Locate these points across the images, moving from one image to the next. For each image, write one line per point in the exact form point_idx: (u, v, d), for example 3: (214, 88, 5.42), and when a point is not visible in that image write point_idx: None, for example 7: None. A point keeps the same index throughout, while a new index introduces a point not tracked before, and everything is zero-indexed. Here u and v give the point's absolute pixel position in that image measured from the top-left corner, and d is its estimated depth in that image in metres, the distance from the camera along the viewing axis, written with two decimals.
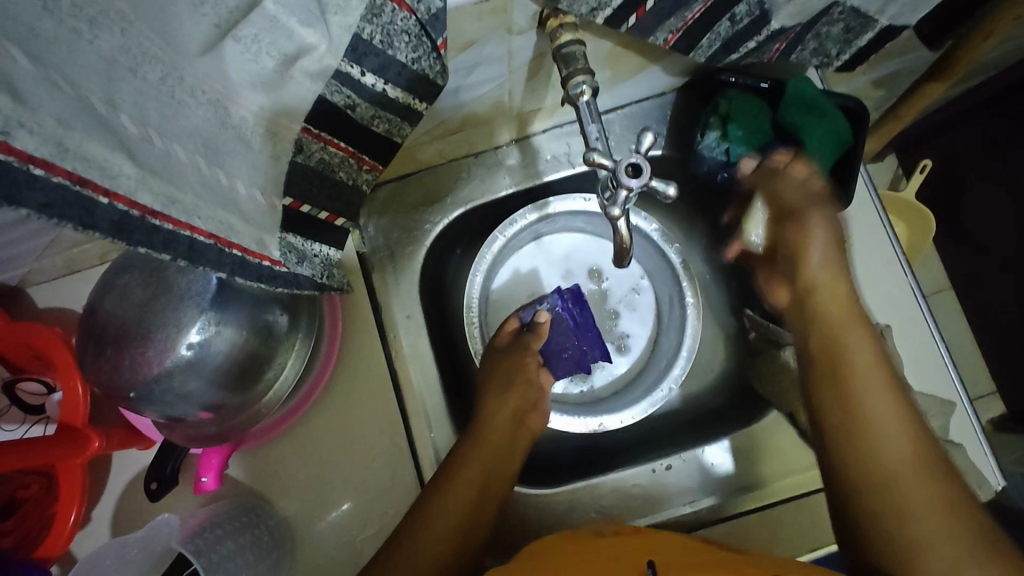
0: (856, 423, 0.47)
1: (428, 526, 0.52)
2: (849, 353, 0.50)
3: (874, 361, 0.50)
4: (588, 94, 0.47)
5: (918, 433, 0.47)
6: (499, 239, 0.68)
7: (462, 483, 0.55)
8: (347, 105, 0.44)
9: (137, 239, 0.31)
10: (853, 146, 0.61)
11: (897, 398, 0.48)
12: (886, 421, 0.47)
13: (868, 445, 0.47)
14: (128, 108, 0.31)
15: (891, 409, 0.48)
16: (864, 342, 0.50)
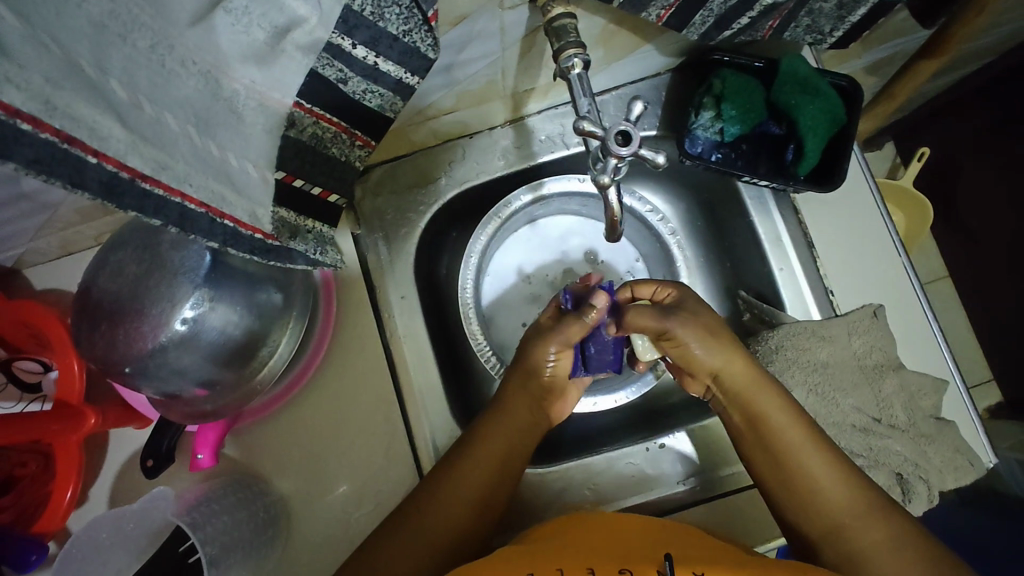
0: (798, 489, 0.51)
1: (440, 504, 0.53)
2: (763, 419, 0.53)
3: (789, 421, 0.53)
4: (580, 67, 0.46)
5: (832, 457, 0.52)
6: (493, 221, 0.69)
7: (478, 467, 0.55)
8: (339, 79, 0.44)
9: (127, 203, 0.32)
10: (846, 125, 0.62)
11: (805, 430, 0.53)
12: (824, 482, 0.51)
13: (792, 473, 0.52)
14: (118, 73, 0.32)
15: (802, 441, 0.52)
16: (776, 404, 0.54)
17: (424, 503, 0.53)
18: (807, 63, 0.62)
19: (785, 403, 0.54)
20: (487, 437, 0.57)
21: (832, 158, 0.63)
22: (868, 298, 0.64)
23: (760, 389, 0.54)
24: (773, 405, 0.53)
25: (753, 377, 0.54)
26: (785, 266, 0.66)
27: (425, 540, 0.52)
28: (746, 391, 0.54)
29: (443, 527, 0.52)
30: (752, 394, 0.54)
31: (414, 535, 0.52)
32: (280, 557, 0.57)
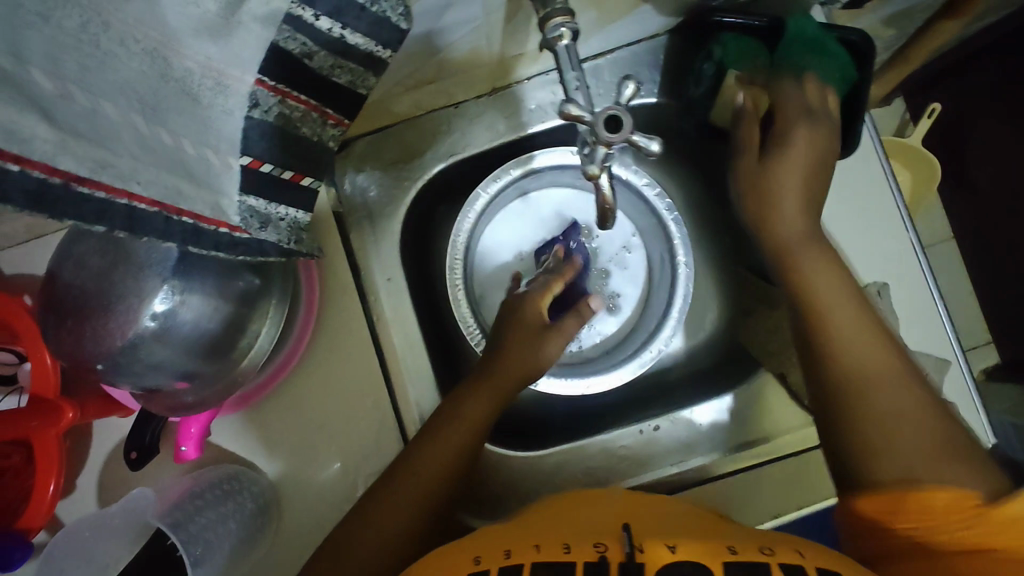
0: (863, 409, 0.44)
1: (423, 462, 0.54)
2: (845, 345, 0.46)
3: (868, 339, 0.46)
4: (569, 38, 0.41)
5: (877, 329, 0.47)
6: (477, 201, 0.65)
7: (453, 434, 0.55)
8: (304, 53, 0.40)
9: (61, 210, 0.29)
10: (857, 84, 0.57)
11: (858, 311, 0.47)
12: (914, 404, 0.44)
13: (847, 368, 0.45)
14: (41, 60, 0.28)
15: (851, 296, 0.48)
16: (877, 343, 0.46)
17: (394, 477, 0.53)
18: (815, 21, 0.57)
19: (852, 293, 0.48)
20: (463, 408, 0.56)
21: (846, 122, 0.59)
22: (873, 277, 0.61)
23: (821, 270, 0.48)
24: (858, 324, 0.46)
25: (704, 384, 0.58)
26: None
27: (403, 505, 0.52)
28: (799, 265, 0.49)
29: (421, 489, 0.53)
30: (818, 281, 0.47)
31: (397, 496, 0.52)
32: (272, 544, 0.57)
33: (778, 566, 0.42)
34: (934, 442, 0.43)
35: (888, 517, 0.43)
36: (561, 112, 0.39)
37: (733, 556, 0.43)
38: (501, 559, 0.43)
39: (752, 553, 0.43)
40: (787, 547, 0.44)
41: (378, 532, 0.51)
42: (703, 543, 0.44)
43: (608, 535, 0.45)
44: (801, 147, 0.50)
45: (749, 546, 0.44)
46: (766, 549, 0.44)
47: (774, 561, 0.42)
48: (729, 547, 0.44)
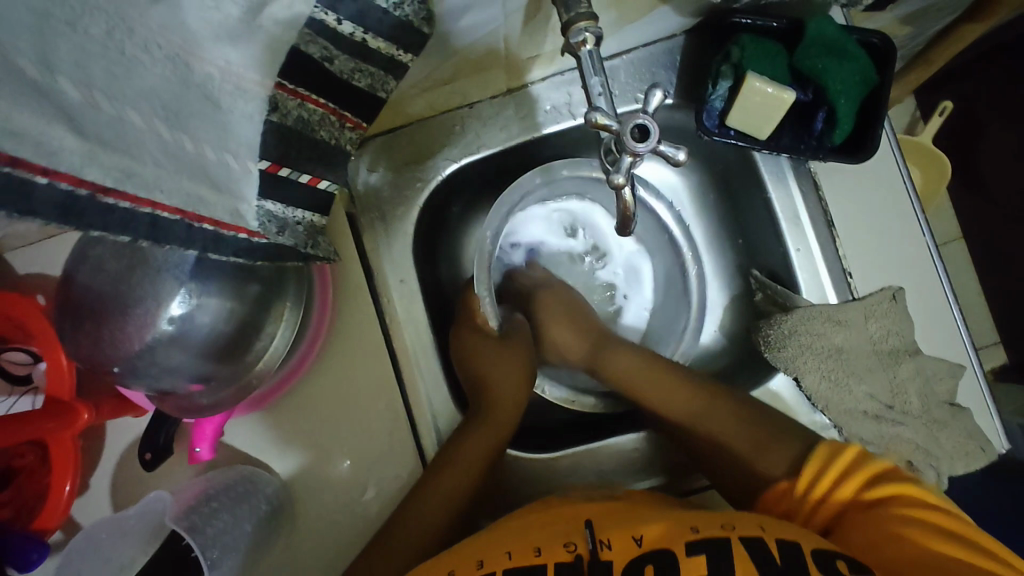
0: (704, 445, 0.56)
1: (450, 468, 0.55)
2: (685, 419, 0.57)
3: (661, 379, 0.59)
4: (592, 43, 0.41)
5: (654, 361, 0.61)
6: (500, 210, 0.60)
7: (479, 439, 0.57)
8: (323, 57, 0.39)
9: (88, 220, 0.30)
10: (878, 88, 0.57)
11: (653, 369, 0.60)
12: (681, 402, 0.58)
13: (672, 414, 0.58)
14: (69, 70, 0.28)
15: (663, 381, 0.59)
16: (713, 412, 0.56)
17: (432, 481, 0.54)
18: (835, 22, 0.57)
19: (634, 350, 0.63)
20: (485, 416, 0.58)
21: (864, 126, 0.58)
22: (888, 281, 0.61)
23: (616, 358, 0.63)
24: (683, 405, 0.58)
25: (707, 393, 0.57)
26: (801, 246, 0.63)
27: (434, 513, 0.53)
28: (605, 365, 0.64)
29: (447, 493, 0.54)
30: (642, 380, 0.60)
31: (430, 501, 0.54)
32: (285, 544, 0.57)
33: (773, 541, 0.43)
34: (755, 431, 0.54)
35: (789, 509, 0.50)
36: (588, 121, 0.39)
37: (696, 536, 0.44)
38: (533, 557, 0.44)
39: (714, 530, 0.44)
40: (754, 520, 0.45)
41: (417, 525, 0.53)
42: (696, 526, 0.45)
43: (571, 531, 0.47)
44: (553, 302, 0.68)
45: (751, 523, 0.45)
46: (762, 526, 0.44)
47: (735, 536, 0.43)
48: (691, 526, 0.45)
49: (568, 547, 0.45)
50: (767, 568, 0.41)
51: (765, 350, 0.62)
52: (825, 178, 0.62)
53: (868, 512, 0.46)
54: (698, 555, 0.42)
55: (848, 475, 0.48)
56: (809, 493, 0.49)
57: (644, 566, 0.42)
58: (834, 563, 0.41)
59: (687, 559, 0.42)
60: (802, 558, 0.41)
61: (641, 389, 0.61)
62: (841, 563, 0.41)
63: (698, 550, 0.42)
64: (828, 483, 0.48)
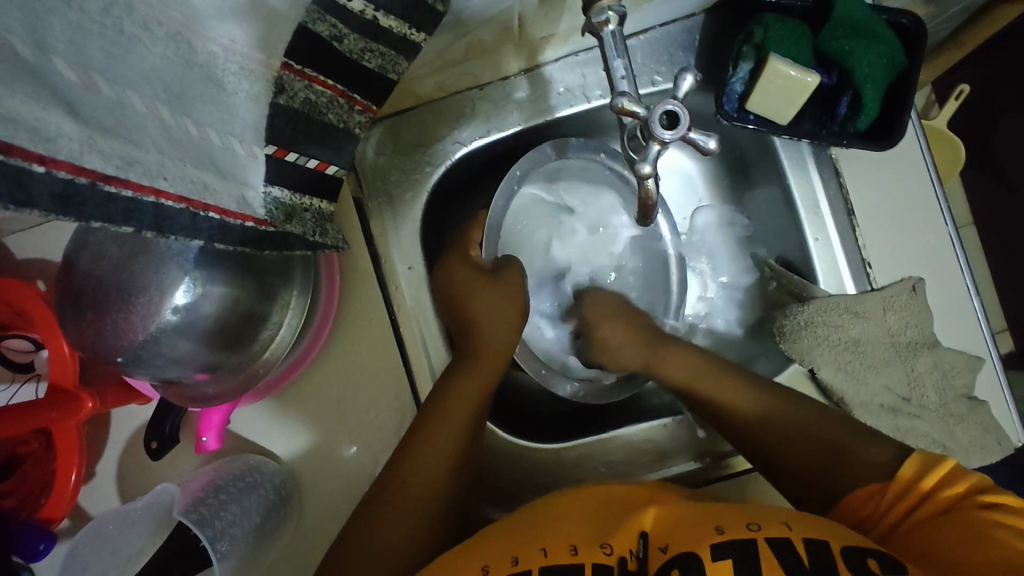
0: (775, 453, 0.52)
1: (427, 441, 0.50)
2: (745, 423, 0.54)
3: (718, 380, 0.57)
4: (615, 22, 0.39)
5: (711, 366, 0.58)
6: (514, 178, 0.58)
7: (457, 403, 0.52)
8: (333, 36, 0.38)
9: (89, 212, 0.27)
10: (906, 71, 0.55)
11: (711, 371, 0.57)
12: (731, 398, 0.55)
13: (731, 418, 0.55)
14: (64, 50, 0.26)
15: (718, 382, 0.56)
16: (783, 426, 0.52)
17: (411, 449, 0.50)
18: (863, 2, 0.55)
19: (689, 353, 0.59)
20: (461, 377, 0.54)
21: (890, 111, 0.56)
22: (908, 271, 0.60)
23: (677, 359, 0.59)
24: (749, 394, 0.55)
25: (739, 385, 0.56)
26: (821, 236, 0.61)
27: (418, 492, 0.49)
28: (665, 368, 0.60)
29: (431, 469, 0.50)
30: (701, 383, 0.57)
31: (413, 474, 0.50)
32: (292, 534, 0.56)
33: (802, 543, 0.40)
34: (810, 432, 0.51)
35: (867, 521, 0.45)
36: (612, 106, 0.38)
37: (721, 537, 0.41)
38: (569, 556, 0.42)
39: (739, 530, 0.41)
40: (774, 519, 0.42)
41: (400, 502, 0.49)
42: (709, 526, 0.42)
43: (622, 536, 0.44)
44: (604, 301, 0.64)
45: (775, 520, 0.42)
46: (789, 525, 0.41)
47: (761, 536, 0.40)
48: (717, 526, 0.42)
49: (606, 549, 0.43)
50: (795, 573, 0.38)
51: (779, 341, 0.60)
52: (846, 165, 0.60)
53: (952, 521, 0.40)
54: (724, 559, 0.39)
55: (943, 485, 0.42)
56: (893, 504, 0.43)
57: (670, 569, 0.40)
58: (866, 562, 0.39)
59: (712, 564, 0.39)
60: (830, 559, 0.39)
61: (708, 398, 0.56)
62: (869, 560, 0.39)
63: (724, 554, 0.39)
64: (918, 492, 0.43)
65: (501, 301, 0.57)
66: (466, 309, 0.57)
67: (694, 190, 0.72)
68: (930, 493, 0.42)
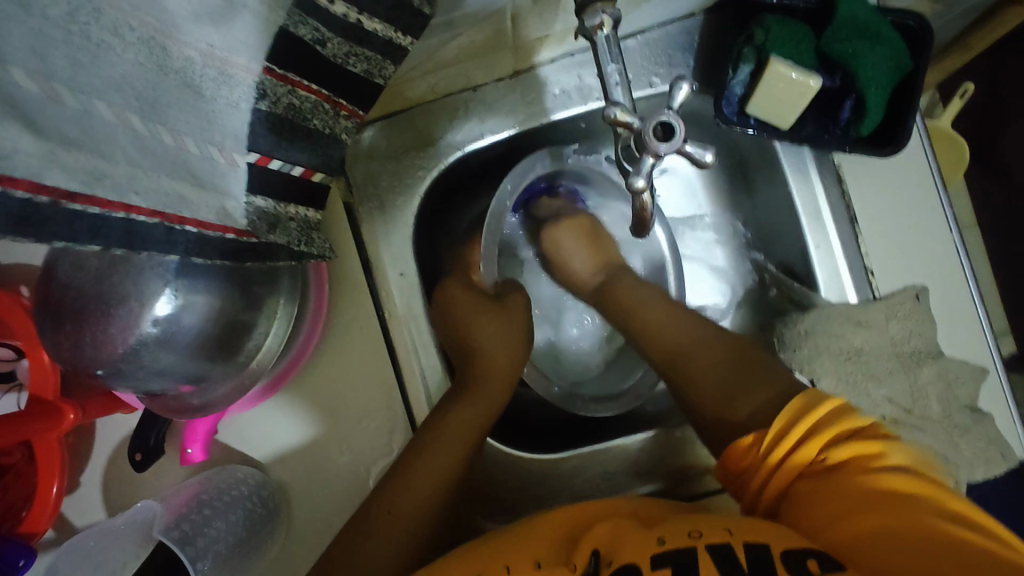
0: (687, 370, 0.52)
1: (418, 469, 0.50)
2: (669, 349, 0.55)
3: (667, 312, 0.57)
4: (609, 26, 0.37)
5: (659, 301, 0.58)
6: (506, 192, 0.57)
7: (452, 435, 0.51)
8: (315, 40, 0.36)
9: (49, 233, 0.27)
10: (912, 75, 0.54)
11: (658, 310, 0.57)
12: (663, 321, 0.56)
13: (663, 339, 0.55)
14: (24, 60, 0.24)
15: (663, 312, 0.57)
16: (724, 370, 0.51)
17: (401, 475, 0.50)
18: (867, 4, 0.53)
19: (638, 287, 0.60)
20: (454, 407, 0.53)
21: (896, 115, 0.55)
22: (911, 279, 0.58)
23: (638, 294, 0.60)
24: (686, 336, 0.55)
25: (670, 311, 0.57)
26: (821, 242, 0.59)
27: (406, 520, 0.48)
28: (623, 298, 0.60)
29: (421, 498, 0.49)
30: (643, 313, 0.58)
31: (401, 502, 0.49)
32: (280, 547, 0.55)
33: (739, 545, 0.38)
34: (723, 358, 0.51)
35: (747, 469, 0.44)
36: (605, 116, 0.37)
37: (660, 547, 0.40)
38: (532, 570, 0.42)
39: (680, 539, 0.41)
40: (715, 525, 0.41)
41: (383, 527, 0.48)
42: (643, 538, 0.42)
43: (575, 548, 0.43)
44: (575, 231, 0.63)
45: (718, 525, 0.41)
46: (729, 530, 0.40)
47: (700, 544, 0.39)
48: (658, 537, 0.41)
49: (571, 565, 0.42)
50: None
51: (779, 351, 0.59)
52: (849, 171, 0.59)
53: (834, 478, 0.40)
54: (662, 568, 0.38)
55: (837, 436, 0.41)
56: (774, 456, 0.42)
57: None
58: (806, 564, 0.36)
59: (650, 573, 0.38)
60: (768, 561, 0.37)
61: (657, 346, 0.56)
62: (813, 561, 0.36)
63: (663, 562, 0.39)
64: (796, 438, 0.42)
65: (502, 327, 0.59)
66: (467, 329, 0.58)
67: (694, 198, 0.71)
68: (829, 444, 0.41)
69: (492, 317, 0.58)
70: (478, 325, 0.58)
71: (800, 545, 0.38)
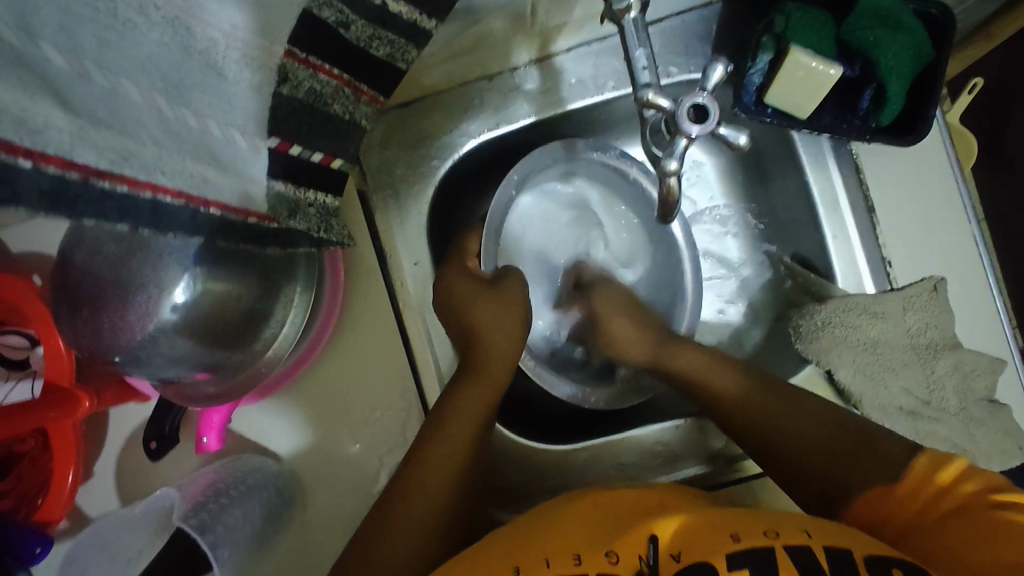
0: (771, 441, 0.49)
1: (429, 468, 0.48)
2: (736, 411, 0.52)
3: (724, 374, 0.54)
4: (636, 10, 0.38)
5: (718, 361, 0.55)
6: (512, 183, 0.57)
7: (455, 431, 0.50)
8: (339, 23, 0.36)
9: (80, 210, 0.26)
10: (933, 64, 0.53)
11: (718, 371, 0.54)
12: (727, 387, 0.53)
13: (727, 406, 0.53)
14: (54, 35, 0.24)
15: (725, 375, 0.54)
16: (809, 433, 0.48)
17: (416, 472, 0.48)
18: None
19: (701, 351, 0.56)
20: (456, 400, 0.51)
21: (916, 105, 0.54)
22: (928, 270, 0.58)
23: (687, 354, 0.56)
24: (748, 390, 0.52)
25: (741, 378, 0.53)
26: (839, 234, 0.59)
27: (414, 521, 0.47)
28: (676, 360, 0.57)
29: (432, 496, 0.48)
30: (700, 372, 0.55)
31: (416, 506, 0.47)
32: (294, 537, 0.55)
33: (820, 551, 0.38)
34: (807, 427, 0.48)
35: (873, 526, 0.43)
36: (637, 98, 0.37)
37: (737, 546, 0.39)
38: (573, 567, 0.40)
39: (755, 538, 0.39)
40: (789, 526, 0.40)
41: (406, 529, 0.46)
42: (709, 530, 0.41)
43: (630, 539, 0.41)
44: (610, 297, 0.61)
45: (791, 527, 0.40)
46: (808, 532, 0.40)
47: (780, 545, 0.38)
48: (730, 532, 0.40)
49: (612, 557, 0.40)
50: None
51: (795, 342, 0.59)
52: (867, 161, 0.58)
53: (949, 519, 0.39)
54: (740, 569, 0.37)
55: (953, 484, 0.41)
56: (911, 496, 0.42)
57: None
58: (891, 571, 0.37)
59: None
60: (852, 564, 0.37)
61: (723, 404, 0.53)
62: (898, 571, 0.37)
63: (742, 563, 0.38)
64: (928, 492, 0.41)
65: (503, 310, 0.55)
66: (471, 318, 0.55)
67: (707, 188, 0.70)
68: (945, 491, 0.41)
69: (490, 305, 0.54)
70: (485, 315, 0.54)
71: (880, 553, 0.38)
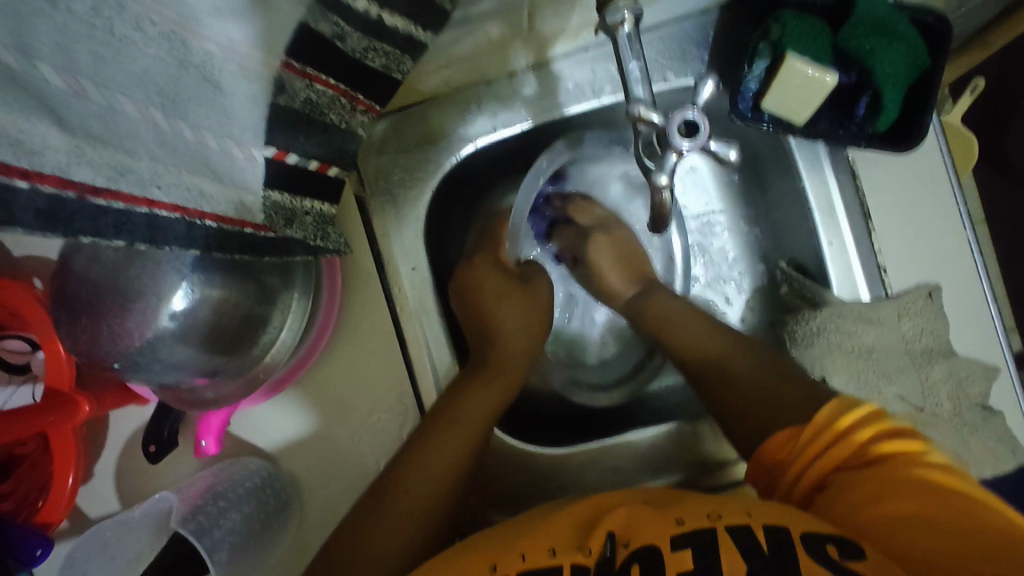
0: (719, 387, 0.53)
1: (426, 460, 0.49)
2: (708, 358, 0.55)
3: (699, 326, 0.57)
4: (631, 23, 0.38)
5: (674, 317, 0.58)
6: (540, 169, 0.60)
7: (456, 425, 0.50)
8: (335, 35, 0.36)
9: (77, 228, 0.26)
10: (930, 72, 0.53)
11: (690, 326, 0.57)
12: (710, 341, 0.55)
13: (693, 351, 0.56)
14: (50, 55, 0.25)
15: (694, 327, 0.57)
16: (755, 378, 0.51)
17: (408, 463, 0.49)
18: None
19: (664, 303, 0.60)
20: (463, 396, 0.52)
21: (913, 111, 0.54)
22: (923, 277, 0.58)
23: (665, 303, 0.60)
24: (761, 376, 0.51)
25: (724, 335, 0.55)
26: (834, 240, 0.59)
27: (405, 518, 0.47)
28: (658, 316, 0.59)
29: (423, 488, 0.48)
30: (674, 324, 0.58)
31: (405, 498, 0.48)
32: (292, 539, 0.55)
33: (760, 528, 0.38)
34: (757, 365, 0.52)
35: (782, 462, 0.44)
36: (629, 113, 0.37)
37: (680, 528, 0.40)
38: (546, 558, 0.41)
39: (699, 521, 0.41)
40: (735, 509, 0.41)
41: (388, 523, 0.47)
42: (665, 519, 0.42)
43: (592, 535, 0.42)
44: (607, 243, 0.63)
45: (737, 509, 0.41)
46: (749, 513, 0.40)
47: (721, 526, 0.39)
48: (677, 519, 0.41)
49: (586, 550, 0.41)
50: (753, 559, 0.36)
51: (790, 346, 0.59)
52: (863, 167, 0.58)
53: (864, 471, 0.40)
54: (683, 550, 0.38)
55: (855, 428, 0.42)
56: (811, 440, 0.43)
57: (630, 567, 0.38)
58: (825, 549, 0.36)
59: (672, 556, 0.38)
60: (789, 540, 0.37)
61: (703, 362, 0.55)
62: (831, 547, 0.36)
63: (686, 544, 0.39)
64: (833, 433, 0.42)
65: (524, 305, 0.59)
66: (485, 312, 0.58)
67: (703, 192, 0.71)
68: (846, 437, 0.42)
69: (513, 299, 0.59)
70: (501, 307, 0.57)
71: (816, 529, 0.38)
